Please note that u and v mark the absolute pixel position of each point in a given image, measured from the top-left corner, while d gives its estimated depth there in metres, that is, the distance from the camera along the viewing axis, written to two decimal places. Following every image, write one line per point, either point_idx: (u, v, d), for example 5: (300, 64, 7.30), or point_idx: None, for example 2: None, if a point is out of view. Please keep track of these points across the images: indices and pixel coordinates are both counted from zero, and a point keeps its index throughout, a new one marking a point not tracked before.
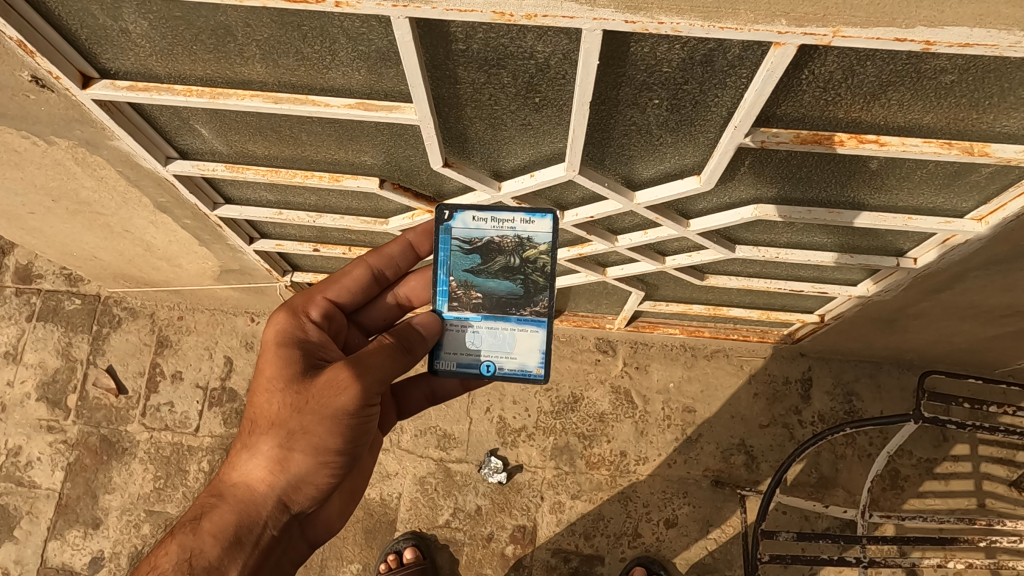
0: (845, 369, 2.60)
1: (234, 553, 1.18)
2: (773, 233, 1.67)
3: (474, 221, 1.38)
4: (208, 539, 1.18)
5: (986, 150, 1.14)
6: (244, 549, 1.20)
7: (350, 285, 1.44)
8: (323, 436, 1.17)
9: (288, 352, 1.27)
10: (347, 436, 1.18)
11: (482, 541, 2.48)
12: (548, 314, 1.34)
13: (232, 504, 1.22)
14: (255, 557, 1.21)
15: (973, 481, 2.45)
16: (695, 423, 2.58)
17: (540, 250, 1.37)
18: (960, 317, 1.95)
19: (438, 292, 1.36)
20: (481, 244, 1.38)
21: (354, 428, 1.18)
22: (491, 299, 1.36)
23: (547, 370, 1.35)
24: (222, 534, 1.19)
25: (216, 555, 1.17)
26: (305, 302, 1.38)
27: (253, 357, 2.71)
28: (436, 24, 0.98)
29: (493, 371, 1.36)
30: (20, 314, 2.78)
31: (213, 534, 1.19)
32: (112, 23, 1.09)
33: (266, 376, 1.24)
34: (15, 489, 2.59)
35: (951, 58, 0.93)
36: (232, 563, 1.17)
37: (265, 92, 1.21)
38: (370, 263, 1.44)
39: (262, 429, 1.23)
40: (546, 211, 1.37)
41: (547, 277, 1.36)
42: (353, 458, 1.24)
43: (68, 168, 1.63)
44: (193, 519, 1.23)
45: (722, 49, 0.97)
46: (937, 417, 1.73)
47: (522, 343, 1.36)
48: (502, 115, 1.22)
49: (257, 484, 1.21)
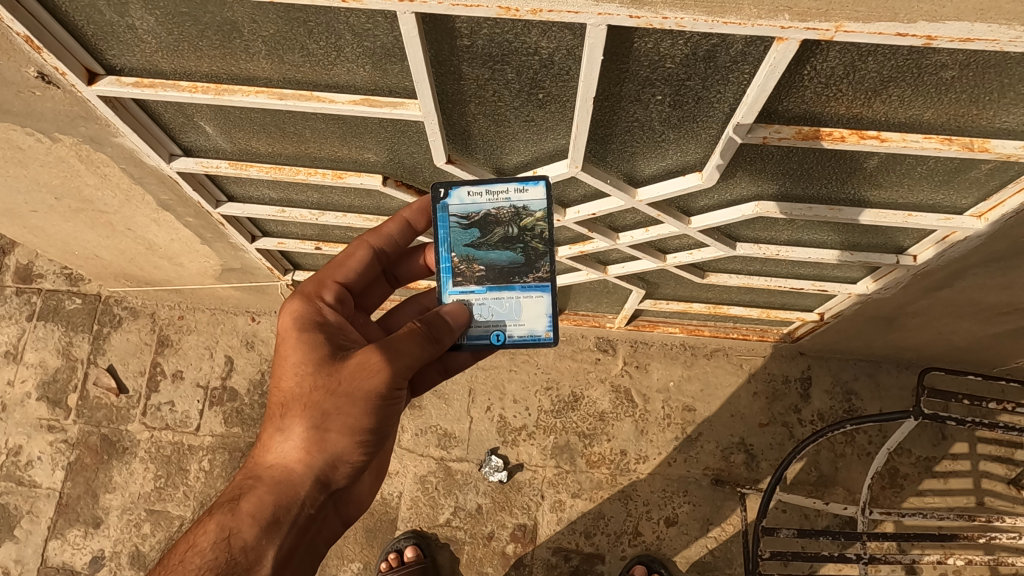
0: (844, 368, 2.61)
1: (271, 533, 1.20)
2: (773, 231, 1.68)
3: (469, 196, 1.37)
4: (244, 520, 1.19)
5: (986, 146, 1.14)
6: (280, 530, 1.21)
7: (357, 267, 1.43)
8: (358, 417, 1.19)
9: (313, 336, 1.29)
10: (381, 415, 1.21)
11: (482, 540, 2.48)
12: (551, 279, 1.35)
13: (267, 485, 1.22)
14: (291, 537, 1.22)
15: (971, 479, 2.45)
16: (695, 422, 2.59)
17: (536, 218, 1.36)
18: (959, 315, 1.96)
19: (440, 270, 1.36)
20: (478, 219, 1.37)
21: (387, 408, 1.21)
22: (493, 270, 1.36)
23: (556, 332, 1.35)
24: (260, 515, 1.20)
25: (254, 536, 1.18)
26: (316, 286, 1.39)
27: (254, 357, 2.71)
28: (440, 20, 0.99)
29: (503, 340, 1.36)
30: (21, 314, 2.78)
31: (249, 515, 1.20)
32: (118, 19, 1.09)
33: (293, 360, 1.26)
34: (15, 488, 2.59)
35: (952, 53, 0.94)
36: (267, 544, 1.19)
37: (271, 89, 1.22)
38: (375, 244, 1.43)
39: (292, 411, 1.24)
40: (538, 178, 1.35)
41: (546, 243, 1.35)
42: (385, 437, 1.26)
43: (72, 165, 1.64)
44: (231, 500, 1.25)
45: (725, 45, 0.98)
46: (936, 413, 1.74)
47: (528, 309, 1.36)
48: (505, 111, 1.23)
49: (293, 465, 1.22)
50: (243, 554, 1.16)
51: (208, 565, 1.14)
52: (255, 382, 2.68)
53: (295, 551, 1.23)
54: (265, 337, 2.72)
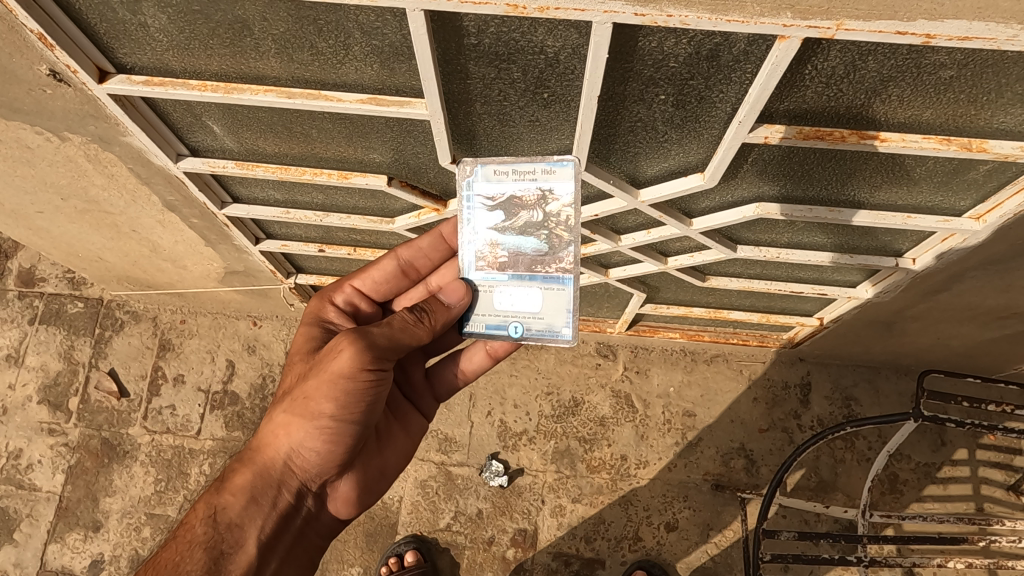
0: (844, 374, 2.62)
1: (253, 511, 1.31)
2: (774, 233, 1.69)
3: (496, 176, 1.36)
4: (230, 497, 1.31)
5: (984, 146, 1.16)
6: (261, 510, 1.32)
7: (380, 276, 1.56)
8: (321, 400, 1.27)
9: (311, 331, 1.48)
10: (345, 401, 1.28)
11: (483, 545, 2.48)
12: (572, 271, 1.34)
13: (249, 467, 1.34)
14: (272, 518, 1.33)
15: (971, 485, 2.46)
16: (695, 427, 2.60)
17: (562, 203, 1.33)
18: (958, 319, 1.97)
19: (465, 252, 1.41)
20: (504, 201, 1.37)
21: (351, 394, 1.27)
22: (516, 257, 1.38)
23: (573, 329, 1.35)
24: (241, 493, 1.32)
25: (238, 513, 1.29)
26: (335, 289, 1.56)
27: (256, 361, 2.72)
28: (449, 18, 1.01)
29: (521, 332, 1.39)
30: (23, 317, 2.79)
31: (236, 493, 1.32)
32: (131, 17, 1.11)
33: (296, 357, 1.43)
34: (15, 492, 2.59)
35: (950, 52, 0.96)
36: (248, 521, 1.30)
37: (279, 88, 1.23)
38: (399, 255, 1.55)
39: (279, 398, 1.37)
40: (566, 159, 1.30)
41: (570, 231, 1.34)
42: (357, 425, 1.32)
43: (79, 165, 1.65)
44: (218, 483, 1.37)
45: (728, 43, 0.99)
46: (936, 415, 1.74)
47: (549, 301, 1.37)
48: (511, 110, 1.25)
49: (270, 448, 1.34)
50: (227, 531, 1.27)
51: (195, 539, 1.25)
52: (256, 386, 2.69)
53: (275, 533, 1.33)
54: (267, 342, 2.74)
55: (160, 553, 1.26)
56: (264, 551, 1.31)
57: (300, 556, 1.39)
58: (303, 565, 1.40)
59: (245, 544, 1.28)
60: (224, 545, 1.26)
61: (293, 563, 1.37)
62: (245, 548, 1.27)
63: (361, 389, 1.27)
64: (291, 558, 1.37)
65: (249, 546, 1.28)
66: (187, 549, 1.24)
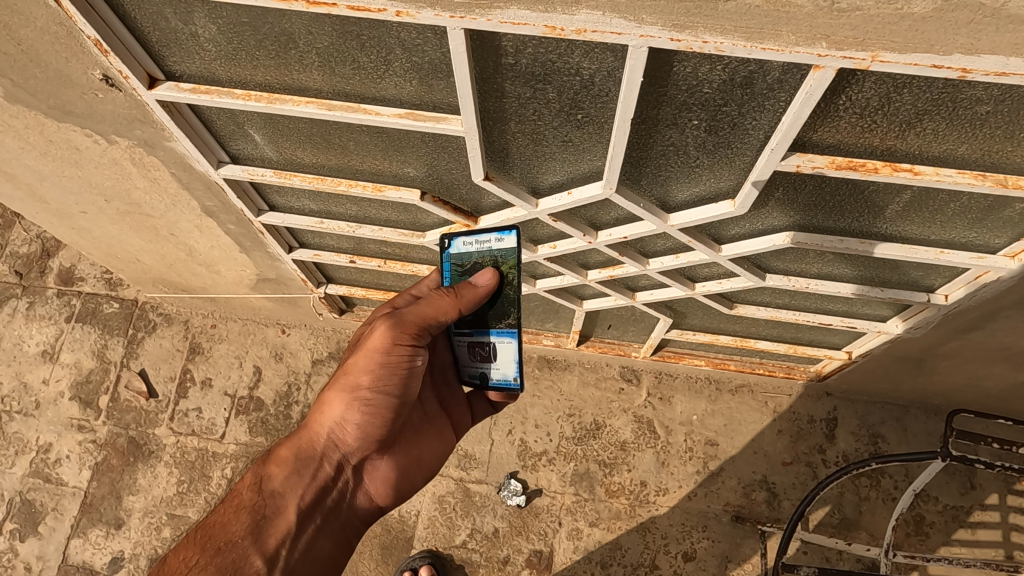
0: (872, 411, 2.58)
1: (295, 482, 1.40)
2: (803, 263, 1.68)
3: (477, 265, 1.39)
4: (277, 468, 1.43)
5: (1019, 183, 1.15)
6: (302, 480, 1.41)
7: None
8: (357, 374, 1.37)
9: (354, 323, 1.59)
10: (377, 372, 1.36)
11: (498, 564, 2.47)
12: None
13: (296, 442, 1.46)
14: (313, 489, 1.41)
15: (1001, 531, 2.40)
16: (717, 457, 2.57)
17: None
18: (991, 359, 1.94)
19: None
20: None
21: (380, 364, 1.36)
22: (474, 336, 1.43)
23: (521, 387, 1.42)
24: (285, 465, 1.43)
25: (281, 483, 1.40)
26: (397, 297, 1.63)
27: (282, 369, 2.76)
28: (488, 38, 1.04)
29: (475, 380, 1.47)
30: (60, 315, 2.86)
31: (281, 466, 1.44)
32: (182, 27, 1.15)
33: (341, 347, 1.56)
34: (42, 485, 2.64)
35: (987, 88, 0.96)
36: (291, 489, 1.40)
37: (320, 99, 1.27)
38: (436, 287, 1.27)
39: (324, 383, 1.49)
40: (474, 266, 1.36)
41: None
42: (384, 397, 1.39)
43: (124, 167, 1.71)
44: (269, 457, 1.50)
45: (762, 71, 1.00)
46: (965, 455, 1.68)
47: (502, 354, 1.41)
48: (544, 130, 1.26)
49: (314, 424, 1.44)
50: (270, 499, 1.38)
51: (243, 503, 1.38)
52: (282, 393, 2.72)
53: (316, 502, 1.42)
54: (295, 351, 2.78)
55: (211, 516, 1.39)
56: (305, 518, 1.39)
57: (337, 531, 1.45)
58: (338, 540, 1.45)
59: (285, 511, 1.37)
60: (267, 510, 1.36)
61: (329, 536, 1.43)
62: (286, 515, 1.36)
63: (384, 361, 1.35)
64: (327, 530, 1.43)
65: (289, 513, 1.37)
66: (236, 511, 1.36)
